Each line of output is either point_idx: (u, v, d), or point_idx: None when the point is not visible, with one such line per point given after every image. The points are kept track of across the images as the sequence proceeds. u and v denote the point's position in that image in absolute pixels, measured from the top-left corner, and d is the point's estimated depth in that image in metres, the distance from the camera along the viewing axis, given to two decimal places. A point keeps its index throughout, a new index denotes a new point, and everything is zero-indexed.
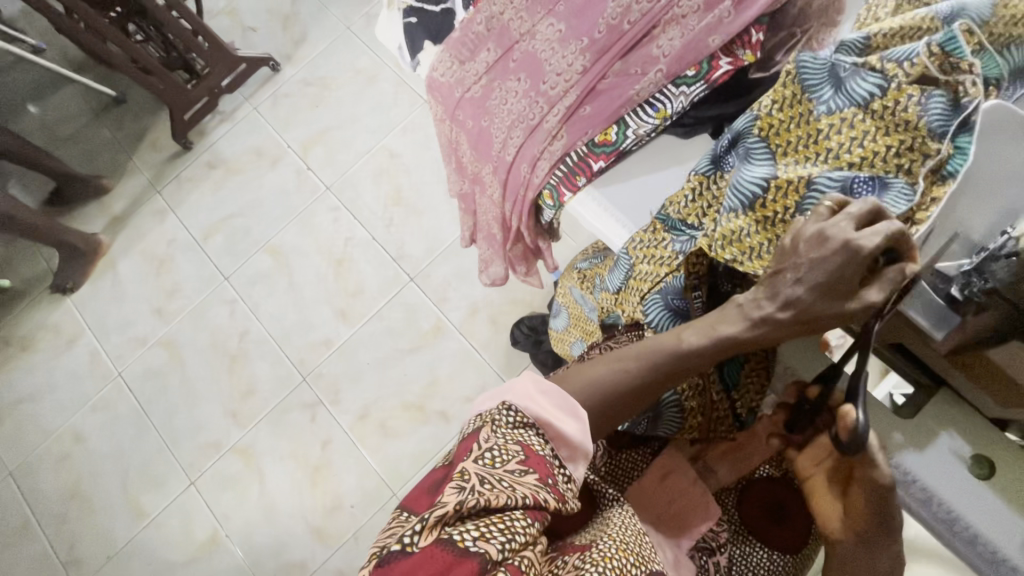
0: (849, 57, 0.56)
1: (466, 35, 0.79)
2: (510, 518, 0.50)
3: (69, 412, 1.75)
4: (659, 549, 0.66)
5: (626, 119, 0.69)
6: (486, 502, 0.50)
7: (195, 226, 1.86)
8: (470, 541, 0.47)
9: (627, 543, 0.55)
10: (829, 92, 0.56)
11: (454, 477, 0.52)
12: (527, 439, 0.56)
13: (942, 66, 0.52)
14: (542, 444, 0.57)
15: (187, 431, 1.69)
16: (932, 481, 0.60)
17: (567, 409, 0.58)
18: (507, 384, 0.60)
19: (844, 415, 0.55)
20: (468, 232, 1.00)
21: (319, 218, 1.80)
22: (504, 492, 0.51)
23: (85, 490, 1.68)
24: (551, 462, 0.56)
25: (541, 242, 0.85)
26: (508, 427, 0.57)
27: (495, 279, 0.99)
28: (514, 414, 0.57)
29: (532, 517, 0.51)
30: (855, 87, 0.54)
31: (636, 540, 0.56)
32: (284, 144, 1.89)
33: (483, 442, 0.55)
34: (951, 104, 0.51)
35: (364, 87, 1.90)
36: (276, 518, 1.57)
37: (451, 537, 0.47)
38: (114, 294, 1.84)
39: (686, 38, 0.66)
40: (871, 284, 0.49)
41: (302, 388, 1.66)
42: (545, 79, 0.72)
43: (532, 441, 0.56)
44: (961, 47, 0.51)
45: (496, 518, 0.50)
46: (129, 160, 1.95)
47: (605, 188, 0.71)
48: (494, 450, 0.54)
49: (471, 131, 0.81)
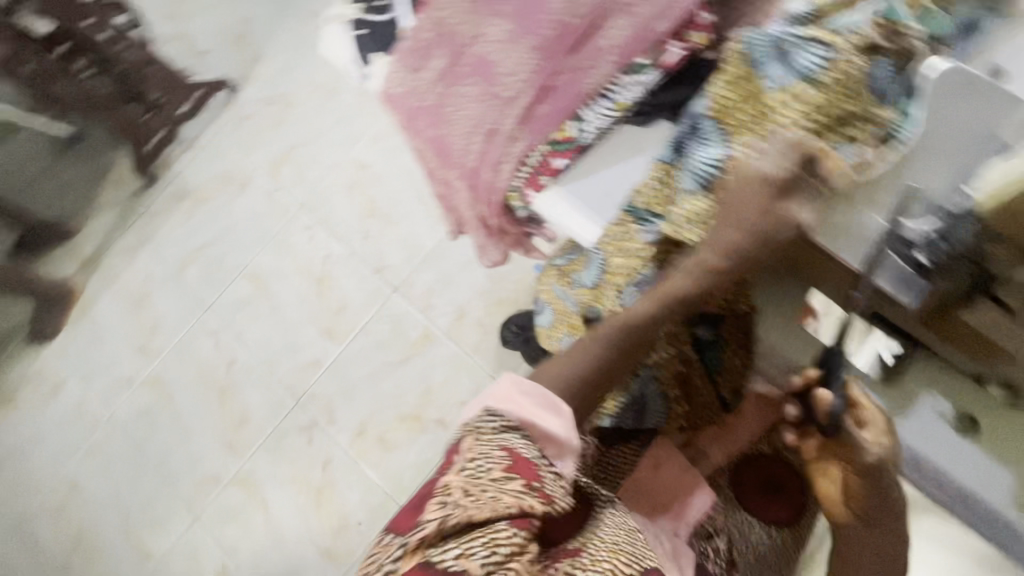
0: (795, 31, 0.55)
1: (416, 44, 0.77)
2: (493, 531, 0.49)
3: (62, 461, 1.72)
4: (654, 539, 0.63)
5: (584, 114, 0.68)
6: (469, 517, 0.49)
7: (170, 260, 1.83)
8: (449, 560, 0.46)
9: (618, 544, 0.55)
10: (777, 67, 0.55)
11: (437, 492, 0.52)
12: (512, 443, 0.56)
13: (885, 32, 0.54)
14: (528, 446, 0.56)
15: (184, 466, 1.67)
16: (919, 443, 0.61)
17: (546, 405, 0.59)
18: (487, 389, 0.61)
19: (821, 400, 0.57)
20: (453, 226, 0.91)
21: (295, 238, 1.78)
22: (487, 504, 0.50)
23: (87, 537, 1.65)
24: (538, 464, 0.55)
25: (529, 229, 0.82)
26: (492, 433, 0.56)
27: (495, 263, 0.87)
28: (498, 419, 0.57)
29: (520, 524, 0.49)
30: (799, 60, 0.54)
31: (627, 539, 0.56)
32: (251, 167, 1.86)
33: (467, 451, 0.55)
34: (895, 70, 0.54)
35: (326, 100, 1.87)
36: (284, 544, 1.56)
37: (437, 560, 0.46)
38: (94, 337, 1.80)
39: (636, 27, 0.66)
40: (792, 200, 0.54)
41: (297, 411, 1.65)
42: (497, 81, 0.71)
43: (517, 445, 0.56)
44: (897, 17, 0.54)
45: (480, 532, 0.48)
46: (94, 199, 1.90)
47: (571, 185, 0.70)
48: (478, 458, 0.54)
49: (431, 140, 0.78)
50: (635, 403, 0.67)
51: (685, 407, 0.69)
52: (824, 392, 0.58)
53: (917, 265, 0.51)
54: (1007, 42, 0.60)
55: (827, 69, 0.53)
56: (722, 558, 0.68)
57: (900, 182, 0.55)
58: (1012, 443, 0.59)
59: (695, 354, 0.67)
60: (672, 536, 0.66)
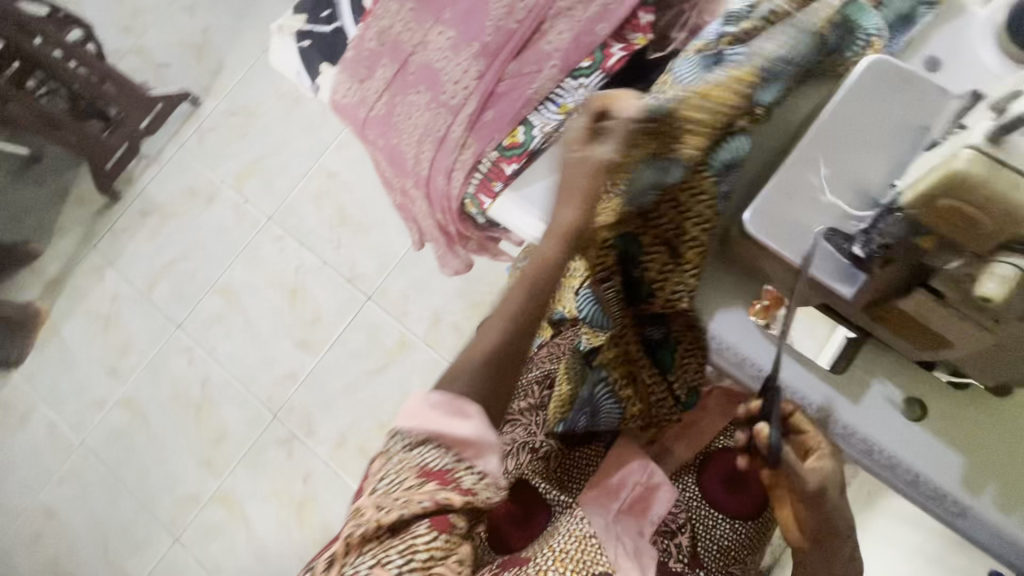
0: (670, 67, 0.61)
1: (360, 54, 0.77)
2: (411, 537, 0.53)
3: (35, 489, 1.68)
4: (612, 546, 0.64)
5: (530, 119, 0.68)
6: (387, 527, 0.53)
7: (138, 278, 1.79)
8: (365, 571, 0.51)
9: (565, 553, 0.62)
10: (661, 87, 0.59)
11: (355, 513, 0.56)
12: (424, 453, 0.57)
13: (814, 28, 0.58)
14: (441, 454, 0.56)
15: (162, 487, 1.64)
16: (870, 430, 0.61)
17: (454, 411, 0.57)
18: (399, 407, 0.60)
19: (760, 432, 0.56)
20: (416, 233, 0.92)
21: (265, 250, 1.76)
22: (401, 516, 0.53)
23: (65, 566, 1.62)
24: (452, 469, 0.56)
25: (492, 233, 0.80)
26: (403, 449, 0.58)
27: (457, 268, 0.89)
28: (406, 436, 0.58)
29: (437, 527, 0.54)
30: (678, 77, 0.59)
31: (576, 548, 0.62)
32: (217, 180, 1.83)
33: (383, 470, 0.58)
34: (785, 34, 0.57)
35: (290, 109, 1.85)
36: (267, 560, 1.54)
37: (353, 573, 0.51)
38: (63, 360, 1.76)
39: (575, 30, 0.67)
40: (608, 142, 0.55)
41: (275, 425, 1.63)
42: (443, 89, 0.71)
43: (428, 456, 0.57)
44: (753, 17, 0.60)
45: (397, 541, 0.53)
46: (57, 219, 1.86)
47: (522, 192, 0.67)
48: (391, 475, 0.57)
49: (383, 150, 0.78)
50: (587, 404, 0.69)
51: (642, 411, 0.70)
52: (763, 423, 0.55)
53: (853, 258, 0.53)
54: (935, 32, 0.62)
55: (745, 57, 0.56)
56: (685, 553, 0.73)
57: (843, 171, 0.55)
58: (957, 427, 0.59)
59: (642, 351, 0.66)
60: (636, 536, 0.70)
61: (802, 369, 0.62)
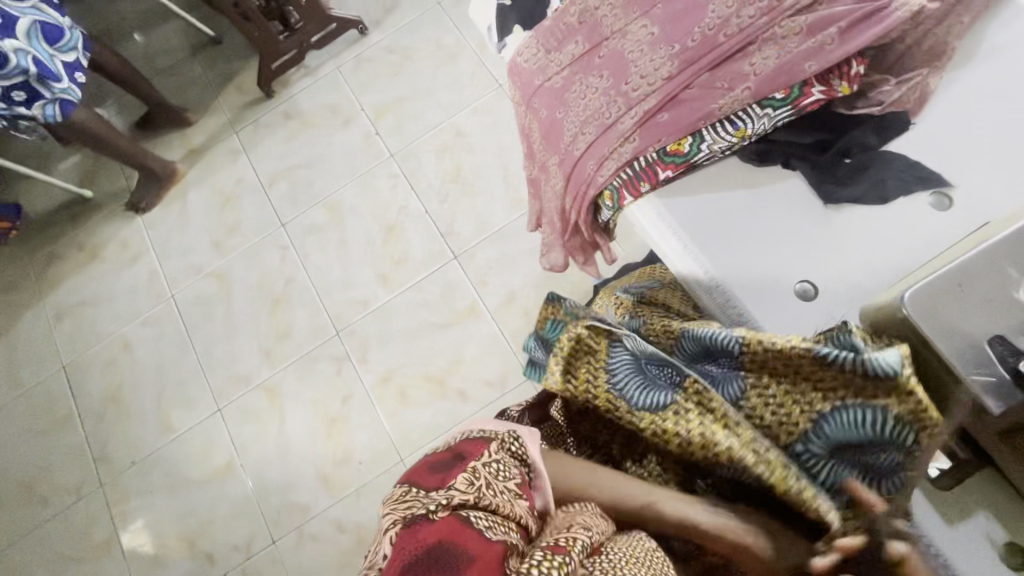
0: (849, 429, 0.56)
1: (557, 26, 0.81)
2: (495, 518, 0.52)
3: (123, 321, 1.88)
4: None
5: (703, 133, 0.70)
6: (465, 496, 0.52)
7: (264, 171, 1.95)
8: (483, 525, 0.50)
9: (637, 556, 0.55)
10: (833, 433, 0.57)
11: (468, 468, 0.56)
12: (503, 452, 0.60)
13: (899, 400, 0.53)
14: (489, 466, 0.57)
15: (223, 360, 1.78)
16: (955, 558, 0.57)
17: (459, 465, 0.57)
18: (473, 451, 0.59)
19: None
20: (534, 219, 1.01)
21: (378, 182, 1.86)
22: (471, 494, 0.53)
23: (123, 396, 1.80)
24: (486, 465, 0.57)
25: (598, 239, 0.84)
26: (467, 480, 0.54)
27: (554, 266, 0.96)
28: (504, 458, 0.59)
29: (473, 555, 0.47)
30: (841, 424, 0.56)
31: (645, 554, 0.56)
32: (359, 106, 1.95)
33: (486, 462, 0.58)
34: (854, 427, 0.56)
35: (444, 63, 1.93)
36: (289, 459, 1.65)
37: (472, 515, 0.51)
38: (181, 220, 1.95)
39: (782, 59, 0.67)
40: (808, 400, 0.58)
41: (335, 342, 1.72)
42: (627, 80, 0.73)
43: (491, 465, 0.57)
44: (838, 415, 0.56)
45: (488, 512, 0.52)
46: (215, 98, 2.05)
47: (666, 199, 0.73)
48: (483, 476, 0.56)
49: (543, 120, 0.81)
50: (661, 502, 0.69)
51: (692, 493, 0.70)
52: None
53: (1014, 372, 0.51)
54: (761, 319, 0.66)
55: (856, 481, 0.57)
56: None
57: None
58: None
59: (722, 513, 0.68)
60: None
61: None
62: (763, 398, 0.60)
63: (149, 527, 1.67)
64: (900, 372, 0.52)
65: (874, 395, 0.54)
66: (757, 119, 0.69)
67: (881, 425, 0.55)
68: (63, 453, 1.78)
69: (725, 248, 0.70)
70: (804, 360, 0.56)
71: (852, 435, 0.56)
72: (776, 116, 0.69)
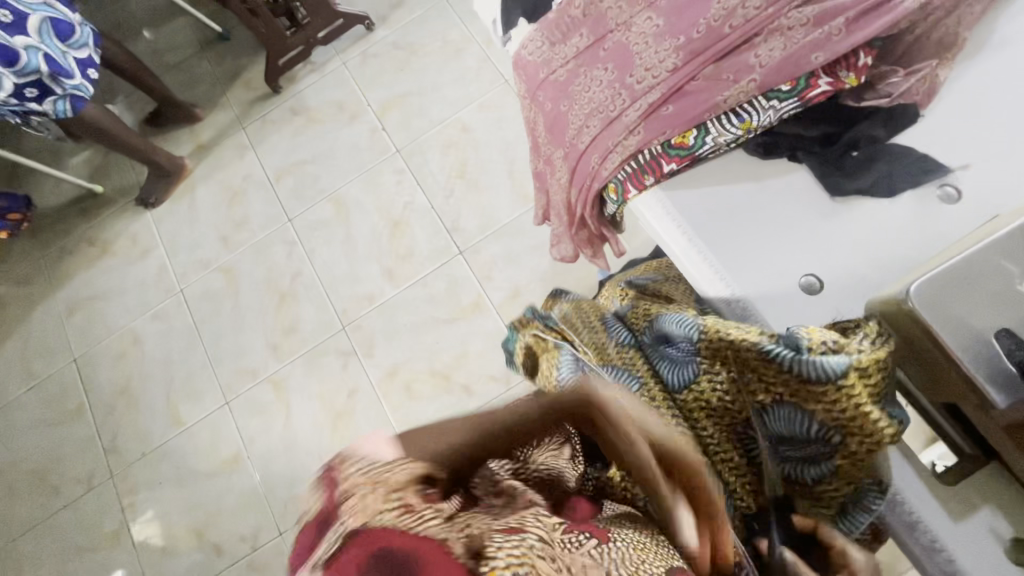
0: (784, 422, 0.58)
1: (562, 18, 0.81)
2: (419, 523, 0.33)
3: (133, 315, 1.90)
4: None
5: (708, 125, 0.70)
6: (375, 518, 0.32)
7: (271, 166, 1.96)
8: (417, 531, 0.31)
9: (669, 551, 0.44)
10: (772, 422, 0.59)
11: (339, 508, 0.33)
12: (352, 463, 0.36)
13: (825, 406, 0.55)
14: (355, 480, 0.35)
15: (230, 354, 1.80)
16: (958, 552, 0.57)
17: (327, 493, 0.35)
18: (327, 478, 0.36)
19: None
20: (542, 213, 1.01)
21: (384, 177, 1.86)
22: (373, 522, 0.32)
23: (132, 389, 1.83)
24: (352, 485, 0.35)
25: (605, 231, 0.84)
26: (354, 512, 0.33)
27: (564, 256, 0.97)
28: (361, 465, 0.36)
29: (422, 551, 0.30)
30: (777, 417, 0.58)
31: (677, 549, 0.45)
32: (365, 101, 1.95)
33: (348, 483, 0.35)
34: (789, 421, 0.58)
35: (450, 58, 1.93)
36: (295, 452, 1.66)
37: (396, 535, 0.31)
38: (189, 216, 1.97)
39: (788, 50, 0.67)
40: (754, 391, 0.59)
41: (341, 336, 1.74)
42: (632, 72, 0.73)
43: (359, 478, 0.35)
44: (775, 410, 0.58)
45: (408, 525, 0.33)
46: (223, 94, 2.06)
47: (669, 192, 0.72)
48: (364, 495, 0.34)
49: (548, 114, 0.81)
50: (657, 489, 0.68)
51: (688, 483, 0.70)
52: None
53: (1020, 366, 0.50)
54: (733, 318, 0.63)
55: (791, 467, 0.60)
56: None
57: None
58: None
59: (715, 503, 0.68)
60: None
61: (908, 470, 0.60)
62: (711, 383, 0.61)
63: (158, 519, 1.69)
64: (837, 375, 0.53)
65: (809, 399, 0.56)
66: (763, 111, 0.69)
67: (814, 424, 0.57)
68: (74, 445, 1.80)
69: (729, 242, 0.69)
70: (748, 358, 0.57)
71: (790, 429, 0.58)
72: (784, 107, 0.68)
